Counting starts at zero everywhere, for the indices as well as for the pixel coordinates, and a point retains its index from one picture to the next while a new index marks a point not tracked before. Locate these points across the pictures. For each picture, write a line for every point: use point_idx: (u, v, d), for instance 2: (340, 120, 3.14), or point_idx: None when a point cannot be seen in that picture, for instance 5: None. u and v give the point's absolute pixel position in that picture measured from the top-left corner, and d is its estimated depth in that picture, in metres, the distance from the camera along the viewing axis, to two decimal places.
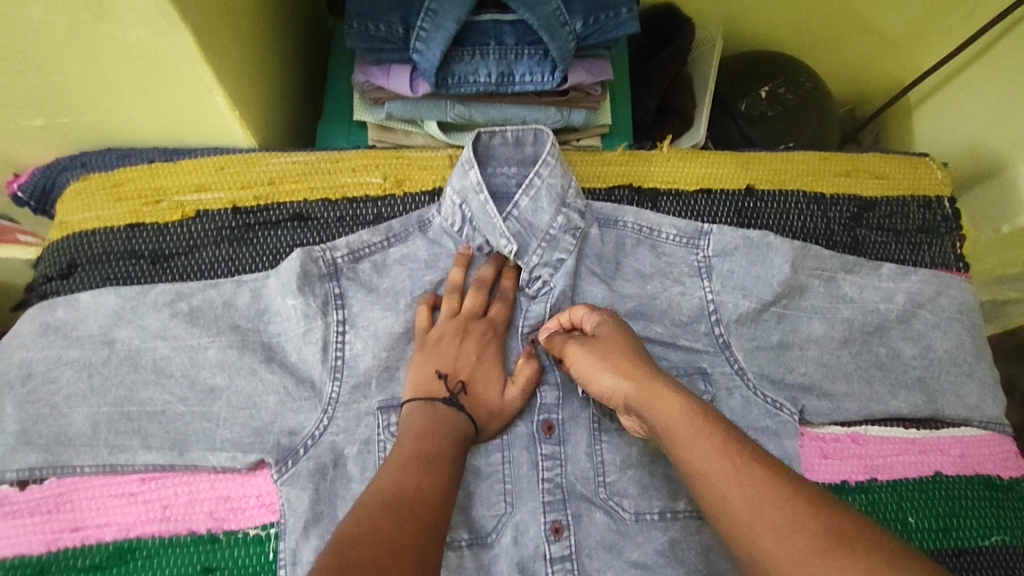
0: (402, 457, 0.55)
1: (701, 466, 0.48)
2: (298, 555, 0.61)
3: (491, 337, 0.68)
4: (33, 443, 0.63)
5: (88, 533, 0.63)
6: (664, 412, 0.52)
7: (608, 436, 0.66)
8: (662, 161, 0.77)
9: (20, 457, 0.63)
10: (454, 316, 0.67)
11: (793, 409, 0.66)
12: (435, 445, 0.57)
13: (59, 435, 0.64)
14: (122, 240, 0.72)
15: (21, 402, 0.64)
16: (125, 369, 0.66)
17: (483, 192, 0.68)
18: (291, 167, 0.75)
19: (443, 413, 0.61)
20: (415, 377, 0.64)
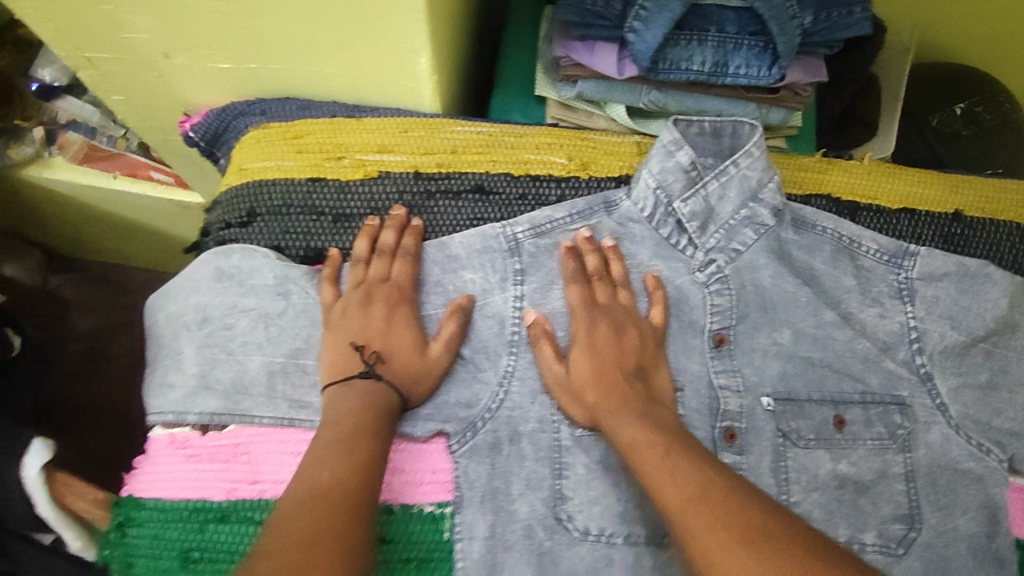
0: (337, 436, 0.54)
1: (685, 505, 0.48)
2: (474, 529, 0.59)
3: (398, 302, 0.63)
4: (212, 389, 0.63)
5: (266, 486, 0.61)
6: (664, 472, 0.51)
7: (794, 452, 0.63)
8: (862, 174, 0.73)
9: (201, 400, 0.62)
10: (358, 285, 0.63)
11: (1000, 456, 0.63)
12: (358, 420, 0.55)
13: (236, 381, 0.63)
14: (302, 194, 0.68)
15: (198, 345, 0.64)
16: (301, 322, 0.65)
17: (683, 151, 0.65)
18: (475, 138, 0.71)
19: (354, 387, 0.58)
20: (331, 358, 0.60)
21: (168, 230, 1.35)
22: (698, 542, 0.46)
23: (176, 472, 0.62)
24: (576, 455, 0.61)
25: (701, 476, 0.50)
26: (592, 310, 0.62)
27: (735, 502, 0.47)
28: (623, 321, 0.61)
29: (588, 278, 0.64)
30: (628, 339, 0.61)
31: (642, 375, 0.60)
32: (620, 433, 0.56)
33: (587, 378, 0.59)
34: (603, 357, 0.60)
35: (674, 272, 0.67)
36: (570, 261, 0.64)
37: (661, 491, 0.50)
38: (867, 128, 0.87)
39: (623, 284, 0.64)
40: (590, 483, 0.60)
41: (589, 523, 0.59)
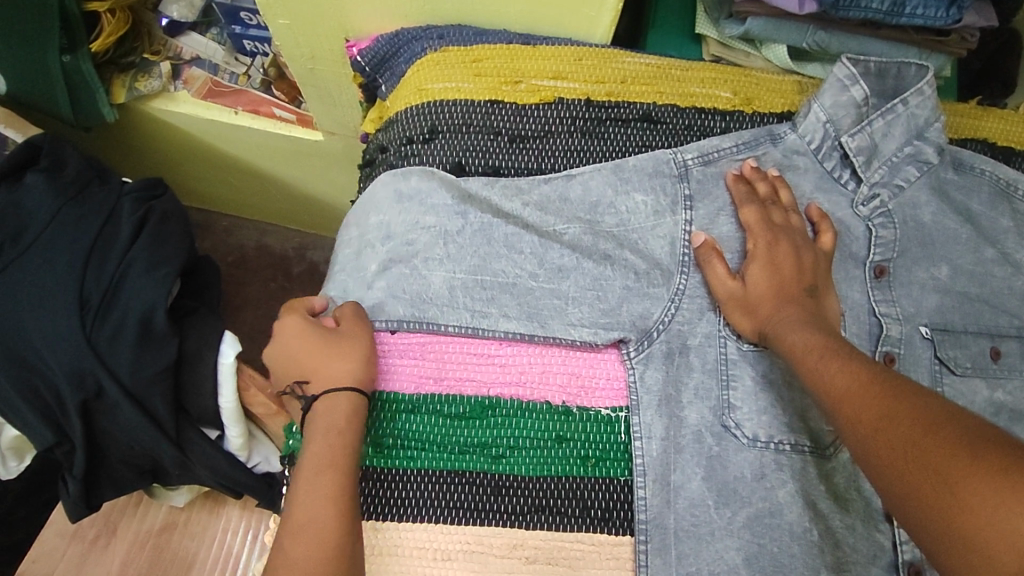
0: (315, 460, 0.56)
1: (841, 396, 0.51)
2: (652, 430, 0.62)
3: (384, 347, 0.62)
4: (399, 298, 0.64)
5: (451, 384, 0.63)
6: (829, 372, 0.53)
7: (951, 381, 0.65)
8: (1017, 122, 0.75)
9: (388, 308, 0.64)
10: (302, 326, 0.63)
11: None
12: (330, 446, 0.57)
13: (421, 293, 0.64)
14: (482, 114, 0.71)
15: (383, 262, 0.66)
16: (478, 241, 0.66)
17: (857, 84, 0.68)
18: (644, 69, 0.74)
19: (327, 419, 0.58)
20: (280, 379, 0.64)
21: (270, 172, 1.38)
22: (854, 419, 0.48)
23: None
24: (742, 366, 0.64)
25: (865, 372, 0.51)
26: (769, 229, 0.65)
27: (886, 386, 0.48)
28: (800, 243, 0.65)
29: (760, 201, 0.67)
30: (804, 257, 0.64)
31: (813, 294, 0.63)
32: (788, 340, 0.58)
33: (764, 291, 0.63)
34: (780, 273, 0.63)
35: (835, 205, 0.70)
36: (741, 187, 0.68)
37: (829, 391, 0.52)
38: (1005, 86, 0.87)
39: (794, 211, 0.68)
40: (757, 394, 0.63)
41: (757, 430, 0.62)
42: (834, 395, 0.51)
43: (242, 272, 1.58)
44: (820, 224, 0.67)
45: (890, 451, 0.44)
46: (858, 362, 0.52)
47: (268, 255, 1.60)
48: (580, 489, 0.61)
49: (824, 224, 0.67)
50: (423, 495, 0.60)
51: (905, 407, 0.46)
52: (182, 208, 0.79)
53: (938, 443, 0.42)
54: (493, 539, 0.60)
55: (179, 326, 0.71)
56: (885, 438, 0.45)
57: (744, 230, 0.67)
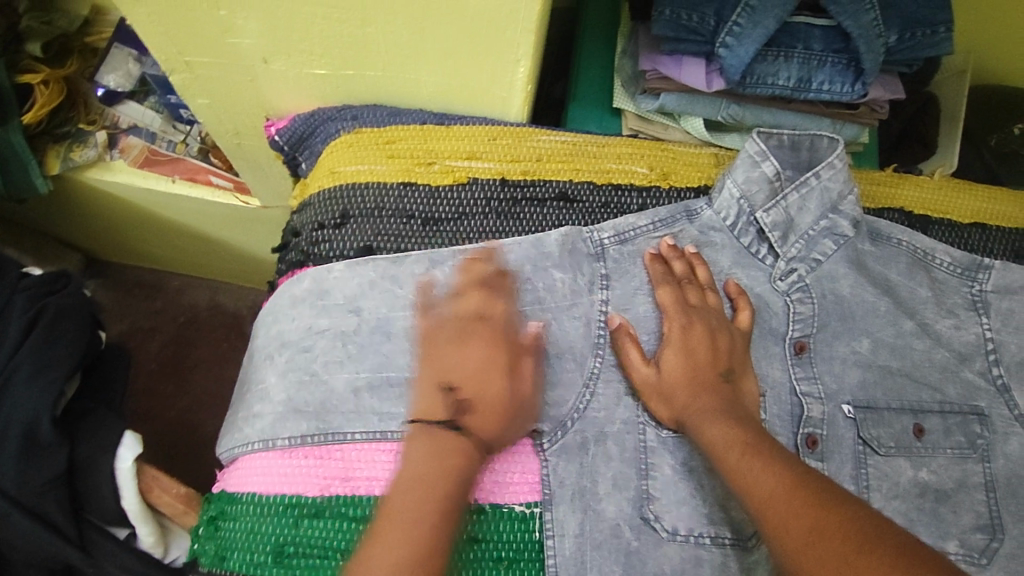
0: (403, 495, 0.55)
1: (764, 505, 0.49)
2: (565, 527, 0.59)
3: (498, 340, 0.62)
4: (302, 411, 0.62)
5: (358, 484, 0.60)
6: (754, 471, 0.52)
7: (874, 460, 0.64)
8: (934, 189, 0.75)
9: (290, 424, 0.62)
10: (452, 319, 0.63)
11: None
12: (428, 473, 0.56)
13: (323, 402, 0.62)
14: (394, 197, 0.70)
15: (282, 372, 0.64)
16: (377, 338, 0.65)
17: (764, 162, 0.68)
18: (559, 147, 0.74)
19: (448, 444, 0.57)
20: (424, 397, 0.61)
21: (216, 237, 1.37)
22: (781, 528, 0.47)
23: (270, 465, 0.61)
24: (660, 454, 0.62)
25: (787, 473, 0.50)
26: (686, 311, 0.65)
27: (812, 493, 0.48)
28: (717, 324, 0.64)
29: (676, 280, 0.67)
30: (720, 343, 0.63)
31: (728, 380, 0.62)
32: (708, 435, 0.56)
33: (676, 382, 0.61)
34: (695, 358, 0.62)
35: (754, 280, 0.69)
36: (658, 265, 0.68)
37: (754, 493, 0.50)
38: (926, 148, 0.89)
39: (711, 288, 0.67)
40: (677, 484, 0.61)
41: (676, 524, 0.60)
42: (754, 499, 0.50)
43: (190, 334, 1.54)
44: (737, 302, 0.66)
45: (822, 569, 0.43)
46: (780, 459, 0.52)
47: (218, 315, 1.57)
48: None
49: (743, 302, 0.66)
50: None
51: (835, 518, 0.45)
52: (86, 302, 0.73)
53: (871, 570, 0.42)
54: None
55: (79, 427, 0.68)
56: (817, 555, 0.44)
57: (659, 310, 0.66)
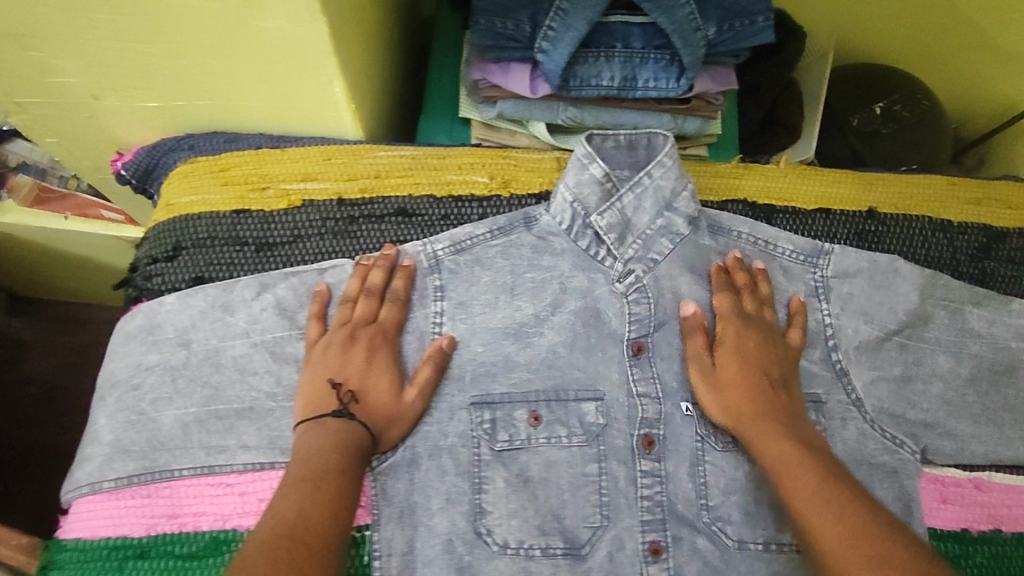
0: (302, 463, 0.56)
1: (835, 545, 0.50)
2: (393, 546, 0.60)
3: (381, 345, 0.64)
4: (128, 451, 0.62)
5: (187, 521, 0.61)
6: (792, 469, 0.56)
7: (712, 457, 0.64)
8: (778, 177, 0.75)
9: (117, 465, 0.61)
10: (343, 325, 0.64)
11: (915, 448, 0.63)
12: (328, 453, 0.56)
13: (151, 439, 0.62)
14: (227, 226, 0.69)
15: (111, 413, 0.64)
16: (206, 369, 0.64)
17: (593, 164, 0.67)
18: (397, 162, 0.73)
19: (328, 427, 0.58)
20: (305, 395, 0.61)
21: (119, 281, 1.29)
22: (837, 556, 0.50)
23: (97, 508, 0.61)
24: (494, 467, 0.62)
25: (816, 469, 0.56)
26: (741, 319, 0.65)
27: (831, 477, 0.55)
28: (769, 334, 0.65)
29: (737, 291, 0.67)
30: (772, 354, 0.64)
31: (773, 388, 0.63)
32: (770, 453, 0.59)
33: (736, 384, 0.63)
34: (755, 366, 0.63)
35: (593, 283, 0.68)
36: (722, 276, 0.68)
37: (794, 489, 0.55)
38: (790, 131, 0.88)
39: (768, 302, 0.67)
40: (508, 496, 0.62)
41: (506, 537, 0.61)
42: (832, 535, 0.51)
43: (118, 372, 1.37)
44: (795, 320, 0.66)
45: (861, 569, 0.48)
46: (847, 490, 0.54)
47: None
48: None
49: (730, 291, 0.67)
50: None
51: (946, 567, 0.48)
52: None
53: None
54: None
55: None
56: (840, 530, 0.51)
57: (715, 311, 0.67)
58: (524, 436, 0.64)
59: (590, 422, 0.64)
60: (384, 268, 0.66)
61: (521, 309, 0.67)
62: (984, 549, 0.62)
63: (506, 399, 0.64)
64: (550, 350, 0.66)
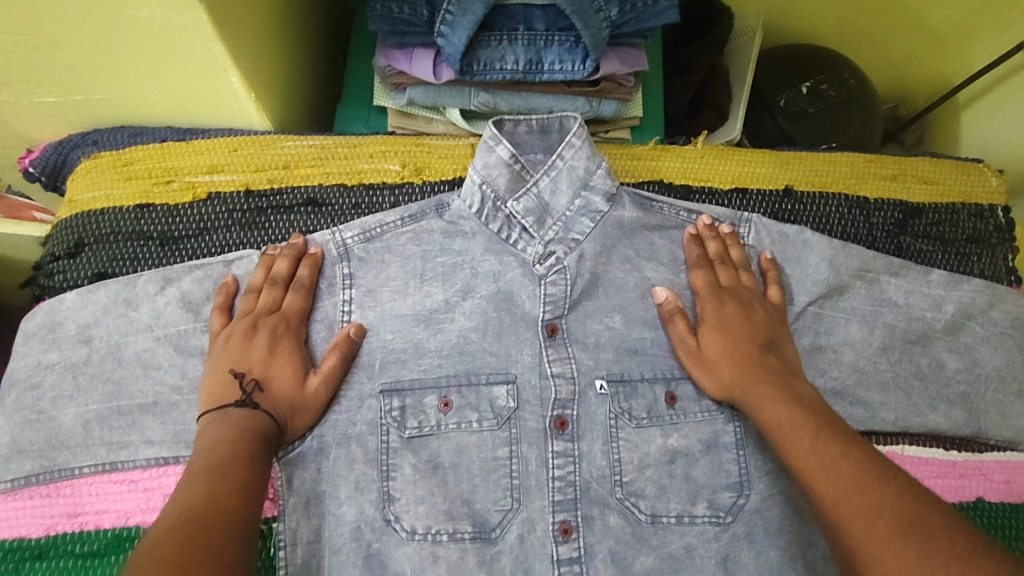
0: (203, 453, 0.54)
1: (837, 500, 0.50)
2: (297, 536, 0.59)
3: (284, 333, 0.62)
4: (25, 452, 0.59)
5: (87, 519, 0.58)
6: (785, 428, 0.56)
7: (626, 432, 0.63)
8: (695, 157, 0.74)
9: (13, 466, 0.59)
10: (246, 314, 0.62)
11: None
12: (232, 444, 0.54)
13: (49, 439, 0.60)
14: (131, 220, 0.68)
15: (8, 413, 0.61)
16: (110, 365, 0.62)
17: (501, 146, 0.66)
18: (307, 151, 0.71)
19: (231, 417, 0.56)
20: (209, 387, 0.59)
21: None
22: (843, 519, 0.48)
23: None
24: (403, 455, 0.61)
25: (809, 428, 0.55)
26: (718, 292, 0.65)
27: (823, 429, 0.54)
28: (749, 302, 0.64)
29: (711, 262, 0.66)
30: (758, 314, 0.63)
31: (769, 350, 0.62)
32: (763, 412, 0.58)
33: (735, 339, 0.62)
34: (734, 334, 0.62)
35: (505, 266, 0.67)
36: (696, 248, 0.67)
37: (789, 447, 0.55)
38: (719, 114, 0.88)
39: (744, 267, 0.66)
40: (416, 483, 0.61)
41: (414, 523, 0.60)
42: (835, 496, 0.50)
43: None
44: (772, 279, 0.65)
45: (865, 527, 0.47)
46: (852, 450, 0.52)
47: None
48: None
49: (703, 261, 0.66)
50: None
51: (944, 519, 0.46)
52: None
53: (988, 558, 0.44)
54: None
55: None
56: (837, 483, 0.50)
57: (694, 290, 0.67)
58: (434, 423, 0.62)
59: (501, 406, 0.63)
60: (292, 256, 0.65)
61: (431, 295, 0.66)
62: None
63: (415, 385, 0.63)
64: (461, 336, 0.65)
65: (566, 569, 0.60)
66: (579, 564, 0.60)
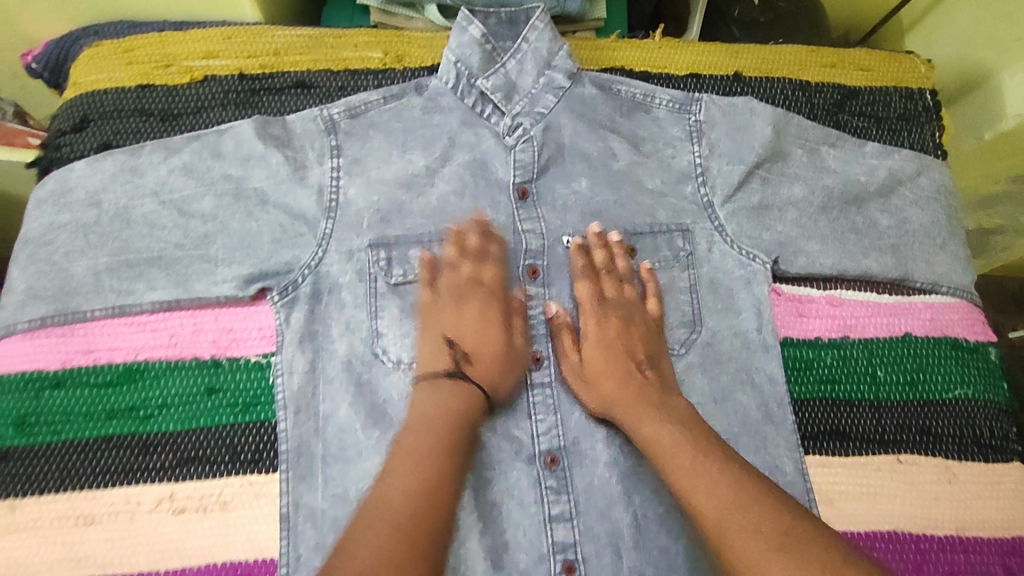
0: (430, 419, 0.60)
1: (719, 522, 0.53)
2: (293, 364, 0.64)
3: (477, 290, 0.68)
4: (41, 297, 0.64)
5: (100, 356, 0.63)
6: (668, 446, 0.59)
7: (591, 281, 0.69)
8: (653, 48, 0.81)
9: (29, 310, 0.63)
10: (449, 287, 0.68)
11: (765, 259, 0.70)
12: (452, 421, 0.60)
13: (62, 287, 0.64)
14: (133, 99, 0.73)
15: (23, 265, 0.65)
16: (118, 225, 0.67)
17: (472, 26, 0.73)
18: (295, 40, 0.77)
19: (451, 391, 0.62)
20: (426, 350, 0.65)
21: None
22: (721, 534, 0.53)
23: (14, 348, 0.63)
24: (388, 299, 0.67)
25: (691, 440, 0.58)
26: (602, 307, 0.69)
27: (699, 446, 0.58)
28: (631, 316, 0.68)
29: (595, 272, 0.70)
30: (634, 333, 0.67)
31: (651, 368, 0.66)
32: (644, 429, 0.61)
33: (613, 364, 0.65)
34: (616, 349, 0.66)
35: (480, 137, 0.73)
36: (582, 258, 0.70)
37: (668, 459, 0.58)
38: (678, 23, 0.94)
39: (628, 278, 0.71)
40: (402, 321, 0.67)
41: (401, 353, 0.66)
42: (721, 514, 0.54)
43: None
44: (651, 290, 0.70)
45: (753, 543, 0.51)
46: (733, 464, 0.56)
47: None
48: (228, 437, 0.62)
49: (584, 277, 0.69)
50: (69, 465, 0.60)
51: (813, 548, 0.50)
52: None
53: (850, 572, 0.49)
54: (143, 496, 0.59)
55: None
56: (719, 504, 0.54)
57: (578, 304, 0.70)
58: (418, 273, 0.69)
59: (479, 258, 0.69)
60: (478, 231, 0.70)
61: (413, 162, 0.72)
62: (833, 352, 0.69)
63: (400, 240, 0.69)
64: (442, 199, 0.72)
65: (538, 392, 0.67)
66: (549, 388, 0.67)
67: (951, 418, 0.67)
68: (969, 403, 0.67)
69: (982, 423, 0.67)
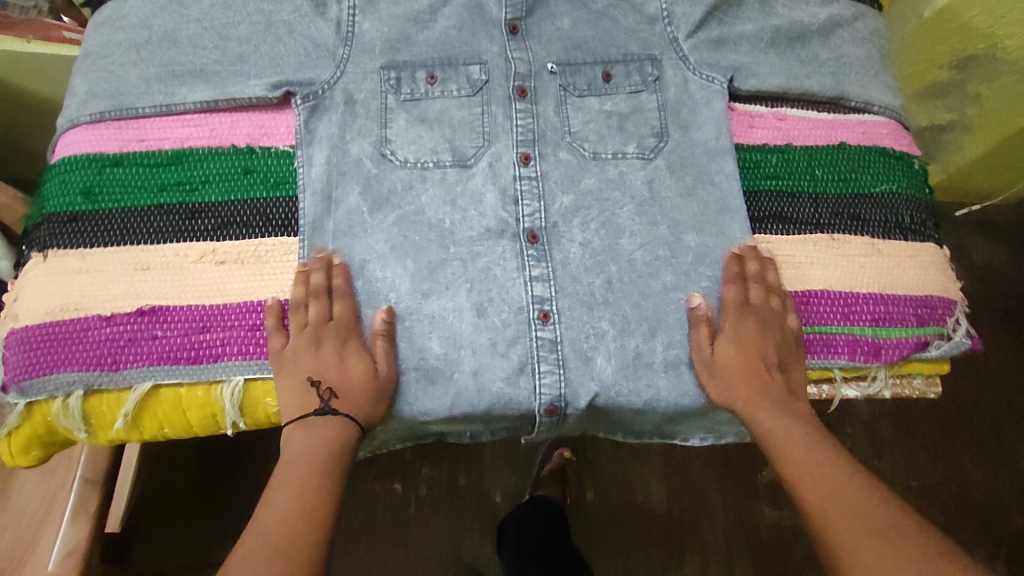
0: (291, 479, 0.61)
1: (823, 503, 0.61)
2: (312, 158, 0.75)
3: (345, 337, 0.68)
4: (101, 96, 0.75)
5: (152, 143, 0.75)
6: (782, 437, 0.66)
7: (572, 100, 0.80)
8: None
9: (92, 105, 0.75)
10: (304, 329, 0.68)
11: (723, 80, 0.81)
12: (312, 463, 0.62)
13: (118, 88, 0.76)
14: None
15: (86, 74, 0.77)
16: (164, 45, 0.78)
17: None
18: None
19: (325, 423, 0.64)
20: (291, 394, 0.66)
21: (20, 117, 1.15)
22: (831, 521, 0.60)
23: (80, 136, 0.75)
24: (397, 111, 0.78)
25: (800, 434, 0.66)
26: (743, 309, 0.72)
27: (814, 436, 0.66)
28: (767, 318, 0.71)
29: (746, 280, 0.73)
30: (768, 329, 0.71)
31: (768, 368, 0.70)
32: (764, 423, 0.67)
33: (740, 356, 0.70)
34: (745, 343, 0.70)
35: None
36: (734, 267, 0.74)
37: (787, 455, 0.65)
38: None
39: (773, 290, 0.73)
40: (409, 130, 0.77)
41: (407, 155, 0.77)
42: (823, 500, 0.61)
43: None
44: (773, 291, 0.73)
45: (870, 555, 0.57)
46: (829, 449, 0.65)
47: None
48: (261, 206, 0.74)
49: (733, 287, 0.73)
50: (128, 224, 0.71)
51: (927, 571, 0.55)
52: None
53: None
54: (191, 248, 0.71)
55: None
56: (829, 486, 0.62)
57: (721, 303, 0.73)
58: (423, 91, 0.79)
59: (475, 78, 0.80)
60: (325, 268, 0.70)
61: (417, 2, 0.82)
62: (778, 155, 0.81)
63: (408, 63, 0.79)
64: (443, 32, 0.81)
65: (525, 181, 0.77)
66: (535, 179, 0.77)
67: (878, 206, 0.79)
68: (893, 195, 0.79)
69: (904, 212, 0.79)
